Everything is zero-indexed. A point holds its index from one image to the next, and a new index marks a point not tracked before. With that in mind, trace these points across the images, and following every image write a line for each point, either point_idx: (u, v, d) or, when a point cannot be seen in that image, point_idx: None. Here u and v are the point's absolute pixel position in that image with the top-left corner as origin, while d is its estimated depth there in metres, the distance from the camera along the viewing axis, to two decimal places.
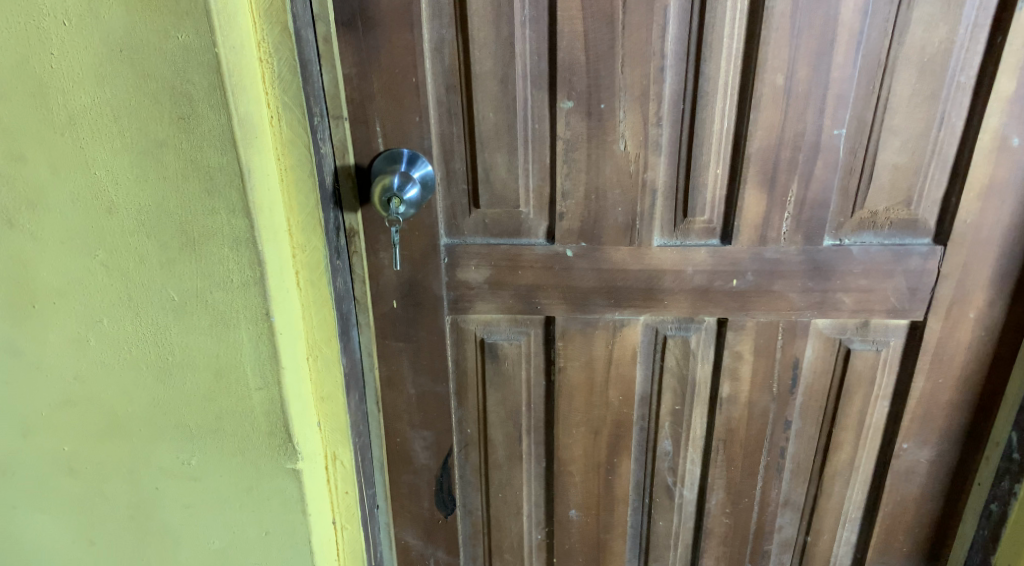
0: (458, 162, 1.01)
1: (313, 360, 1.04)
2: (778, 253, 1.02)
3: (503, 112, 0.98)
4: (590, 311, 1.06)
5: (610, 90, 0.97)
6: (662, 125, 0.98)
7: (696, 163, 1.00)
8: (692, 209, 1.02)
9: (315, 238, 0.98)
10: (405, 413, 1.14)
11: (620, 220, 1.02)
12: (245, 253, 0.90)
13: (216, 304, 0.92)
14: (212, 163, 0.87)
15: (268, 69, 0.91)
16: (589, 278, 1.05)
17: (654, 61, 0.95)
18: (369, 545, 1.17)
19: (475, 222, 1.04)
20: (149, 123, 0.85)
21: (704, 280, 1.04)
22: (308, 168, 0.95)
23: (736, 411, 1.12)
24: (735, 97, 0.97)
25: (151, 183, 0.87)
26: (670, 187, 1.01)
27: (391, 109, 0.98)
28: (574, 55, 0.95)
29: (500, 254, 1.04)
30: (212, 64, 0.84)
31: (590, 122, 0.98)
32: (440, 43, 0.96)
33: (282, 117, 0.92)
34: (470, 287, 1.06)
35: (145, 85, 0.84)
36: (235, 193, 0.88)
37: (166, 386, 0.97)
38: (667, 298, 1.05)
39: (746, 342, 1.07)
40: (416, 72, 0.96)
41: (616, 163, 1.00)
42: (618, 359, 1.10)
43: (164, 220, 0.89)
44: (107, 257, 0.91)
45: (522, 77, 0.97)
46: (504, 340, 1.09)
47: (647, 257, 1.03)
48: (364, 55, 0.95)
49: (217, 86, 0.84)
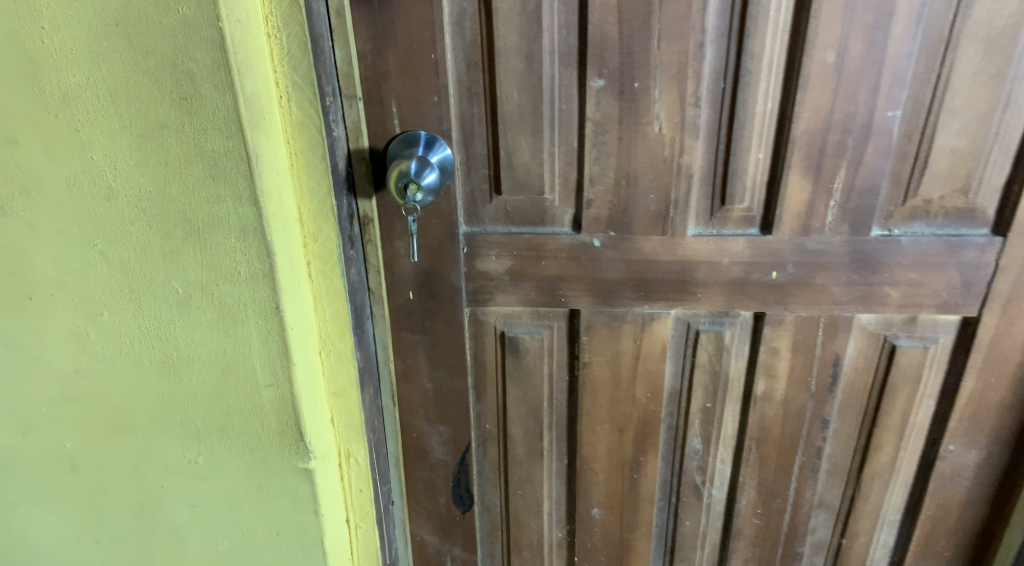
0: (478, 146, 0.94)
1: (325, 355, 0.99)
2: (821, 243, 0.94)
3: (529, 91, 0.89)
4: (617, 303, 1.01)
5: (645, 67, 0.87)
6: (700, 106, 0.88)
7: (736, 147, 0.90)
8: (731, 197, 0.93)
9: (327, 228, 0.91)
10: (421, 408, 1.12)
11: (652, 208, 0.95)
12: (253, 243, 0.83)
13: (223, 297, 0.86)
14: (217, 148, 0.78)
15: (276, 46, 0.82)
16: (617, 269, 0.99)
17: (694, 36, 0.85)
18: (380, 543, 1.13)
19: (496, 209, 0.99)
20: (149, 104, 0.76)
21: (741, 272, 0.97)
22: (319, 152, 0.86)
23: (770, 409, 1.07)
24: (780, 75, 0.86)
25: (151, 168, 0.79)
26: (708, 173, 0.92)
27: (408, 88, 0.89)
28: (606, 30, 0.85)
29: (523, 243, 0.99)
30: (215, 40, 0.74)
31: (622, 102, 0.89)
32: (461, 16, 0.87)
33: (292, 98, 0.83)
34: (491, 278, 1.02)
35: (144, 63, 0.75)
36: (242, 179, 0.79)
37: (171, 383, 0.92)
38: (701, 291, 0.99)
39: (784, 338, 1.02)
40: (434, 48, 0.87)
41: (650, 147, 0.91)
42: (646, 355, 1.05)
43: (168, 208, 0.81)
44: (106, 247, 0.84)
45: (549, 54, 0.88)
46: (525, 333, 1.06)
47: (679, 248, 0.97)
48: (379, 29, 0.86)
49: (221, 64, 0.75)
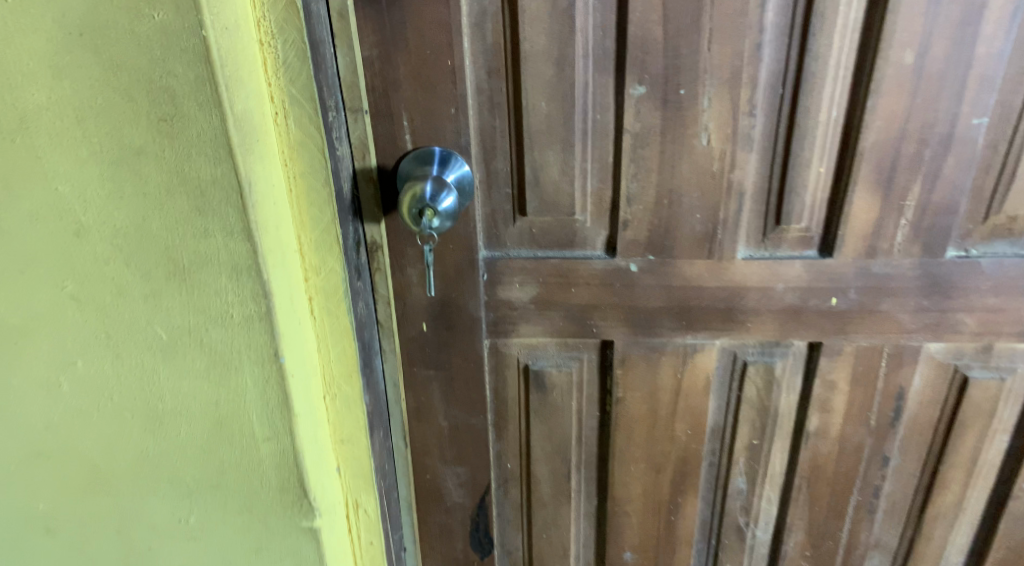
0: (500, 162, 0.83)
1: (330, 400, 0.88)
2: (888, 267, 0.84)
3: (559, 101, 0.79)
4: (656, 334, 0.91)
5: (693, 72, 0.76)
6: (755, 114, 0.77)
7: (795, 160, 0.79)
8: (787, 216, 0.83)
9: (331, 260, 0.80)
10: (436, 447, 1.01)
11: (697, 229, 0.84)
12: (247, 284, 0.72)
13: (213, 343, 0.75)
14: (203, 176, 0.66)
15: (270, 54, 0.69)
16: (656, 296, 0.89)
17: (750, 36, 0.74)
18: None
19: (520, 232, 0.88)
20: (122, 127, 0.65)
21: (797, 299, 0.87)
22: (321, 176, 0.75)
23: (824, 447, 0.97)
24: (849, 79, 0.75)
25: (127, 200, 0.68)
26: (761, 190, 0.82)
27: (421, 99, 0.78)
28: (649, 30, 0.74)
29: (550, 269, 0.89)
30: (199, 51, 0.62)
31: (666, 111, 0.78)
32: (482, 16, 0.76)
33: (289, 113, 0.71)
34: (514, 307, 0.92)
35: (114, 79, 0.63)
36: (232, 212, 0.68)
37: (156, 437, 0.81)
38: (751, 320, 0.89)
39: (841, 370, 0.91)
40: (452, 53, 0.76)
41: (696, 161, 0.80)
42: (688, 390, 0.95)
43: (149, 244, 0.70)
44: (78, 289, 0.73)
45: (582, 58, 0.77)
46: (551, 367, 0.96)
47: (727, 273, 0.86)
48: (388, 33, 0.75)
49: (206, 80, 0.62)
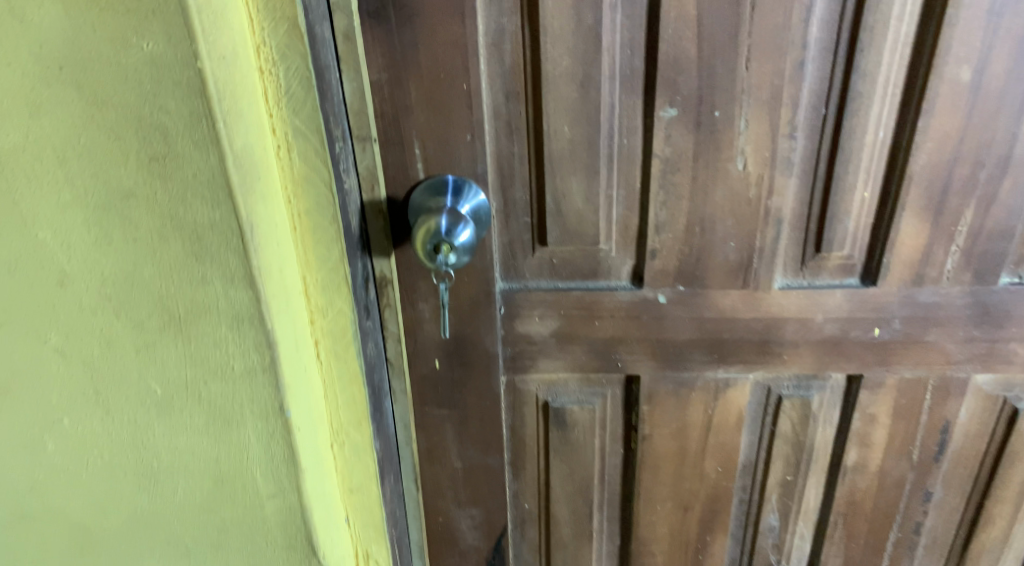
0: (519, 190, 0.77)
1: (338, 448, 0.81)
2: (936, 295, 0.78)
3: (584, 124, 0.73)
4: (686, 368, 0.85)
5: (729, 92, 0.70)
6: (795, 137, 0.72)
7: (838, 184, 0.74)
8: (828, 243, 0.77)
9: (339, 300, 0.73)
10: (449, 489, 0.95)
11: (731, 258, 0.78)
12: (249, 334, 0.66)
13: (212, 397, 0.69)
14: (200, 220, 0.60)
15: (271, 83, 0.62)
16: (686, 329, 0.83)
17: (793, 53, 0.68)
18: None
19: (540, 262, 0.82)
20: (108, 168, 0.58)
21: (837, 329, 0.81)
22: (328, 213, 0.68)
23: (863, 482, 0.91)
24: (898, 98, 0.70)
25: (116, 247, 0.62)
26: (801, 216, 0.76)
27: (435, 125, 0.72)
28: (682, 48, 0.68)
29: (572, 301, 0.83)
30: (195, 85, 0.55)
31: (699, 134, 0.72)
32: (500, 35, 0.69)
33: (293, 146, 0.65)
34: (533, 342, 0.86)
35: (99, 116, 0.56)
36: (233, 258, 0.62)
37: (151, 497, 0.74)
38: (787, 353, 0.83)
39: (883, 403, 0.86)
40: (468, 76, 0.70)
41: (732, 186, 0.74)
42: (719, 426, 0.89)
43: (141, 293, 0.64)
44: (62, 342, 0.67)
45: (609, 79, 0.71)
46: (573, 404, 0.90)
47: (763, 303, 0.81)
48: (399, 55, 0.69)
49: (202, 116, 0.56)
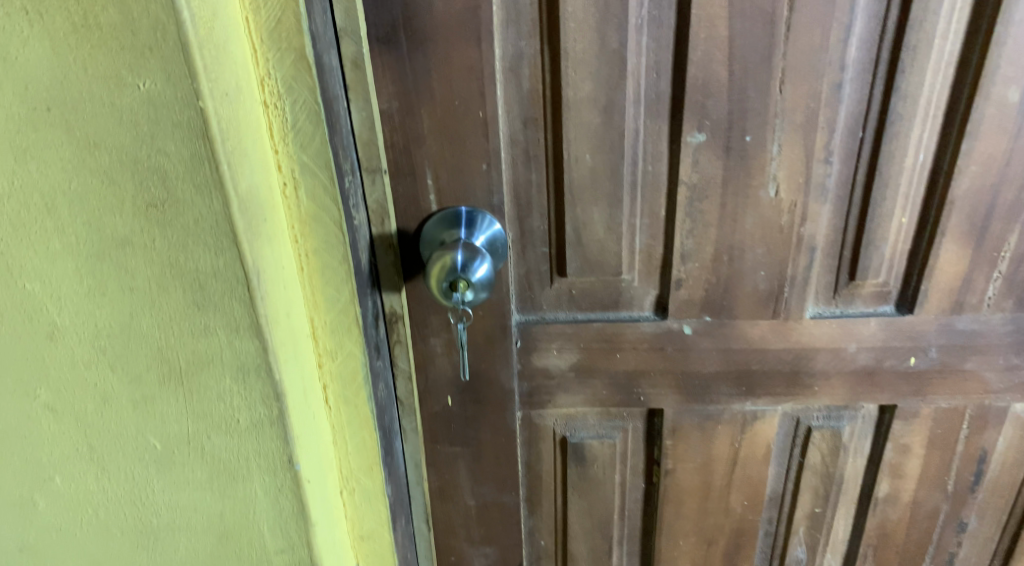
0: (536, 220, 0.73)
1: (348, 494, 0.77)
2: (975, 323, 0.75)
3: (607, 152, 0.68)
4: (712, 401, 0.81)
5: (761, 116, 0.66)
6: (830, 162, 0.68)
7: (875, 210, 0.70)
8: (863, 270, 0.73)
9: (349, 343, 0.69)
10: (462, 528, 0.90)
11: (761, 288, 0.74)
12: (256, 386, 0.61)
13: (216, 451, 0.64)
14: (203, 267, 0.55)
15: (276, 118, 0.58)
16: (712, 361, 0.79)
17: (830, 74, 0.64)
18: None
19: (558, 293, 0.77)
20: (102, 215, 0.53)
21: (871, 359, 0.77)
22: (338, 252, 0.64)
23: (894, 514, 0.87)
24: (940, 120, 0.66)
25: (111, 297, 0.57)
26: (834, 242, 0.72)
27: (449, 155, 0.68)
28: (712, 71, 0.64)
29: (593, 334, 0.78)
30: (197, 125, 0.50)
31: (728, 160, 0.68)
32: (518, 59, 0.65)
33: (300, 184, 0.60)
34: (550, 376, 0.81)
35: (91, 160, 0.51)
36: (238, 307, 0.57)
37: (151, 555, 0.69)
38: (818, 384, 0.79)
39: (917, 433, 0.82)
40: (484, 103, 0.66)
41: (763, 214, 0.70)
42: (746, 458, 0.85)
43: (137, 345, 0.59)
44: (53, 399, 0.62)
45: (633, 103, 0.66)
46: (592, 438, 0.85)
47: (793, 334, 0.77)
48: (411, 82, 0.65)
49: (205, 159, 0.51)
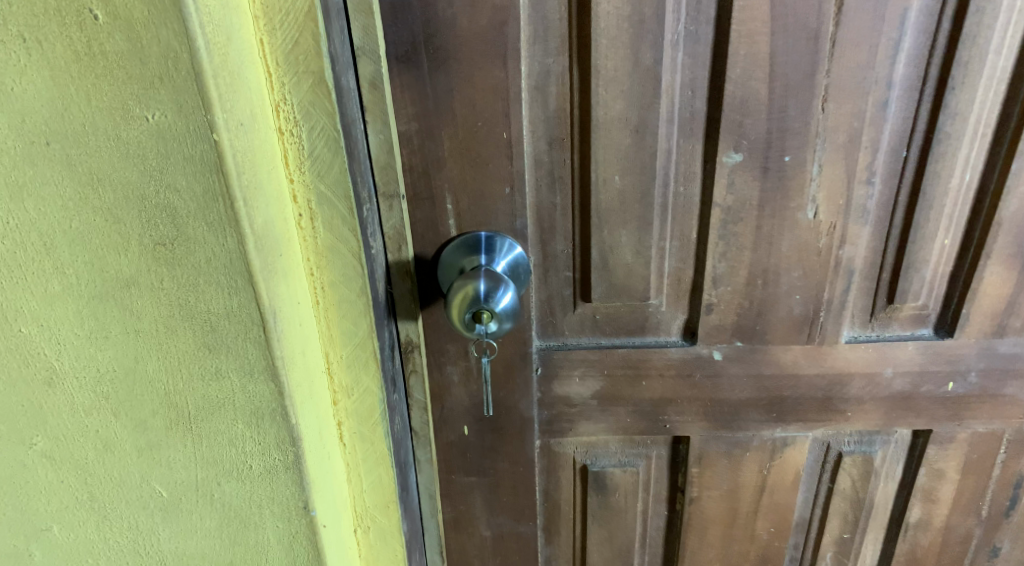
0: (560, 243, 0.69)
1: (362, 533, 0.72)
2: (1017, 346, 0.72)
3: (638, 173, 0.64)
4: (741, 428, 0.77)
5: (801, 135, 0.63)
6: (872, 183, 0.65)
7: (917, 232, 0.67)
8: (902, 293, 0.70)
9: (366, 378, 0.64)
10: (477, 561, 0.85)
11: (795, 312, 0.71)
12: (270, 430, 0.56)
13: (227, 499, 0.59)
14: (214, 308, 0.51)
15: (292, 146, 0.54)
16: (743, 387, 0.75)
17: (875, 92, 0.61)
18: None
19: (582, 319, 0.73)
20: (106, 254, 0.49)
21: (908, 384, 0.74)
22: (356, 284, 0.59)
23: (926, 539, 0.84)
24: (989, 138, 0.63)
25: (114, 341, 0.52)
26: (873, 265, 0.69)
27: (470, 178, 0.64)
28: (752, 88, 0.61)
29: (618, 360, 0.74)
30: (210, 160, 0.46)
31: (765, 180, 0.65)
32: (545, 78, 0.61)
33: (317, 215, 0.56)
34: (573, 404, 0.77)
35: (94, 197, 0.47)
36: (252, 350, 0.53)
37: None
38: (852, 409, 0.76)
39: (952, 458, 0.79)
40: (508, 124, 0.62)
41: (800, 236, 0.67)
42: (774, 485, 0.82)
43: (143, 390, 0.54)
44: (50, 446, 0.56)
45: (666, 123, 0.63)
46: (614, 466, 0.81)
47: (827, 358, 0.73)
48: (431, 103, 0.61)
49: (218, 196, 0.47)
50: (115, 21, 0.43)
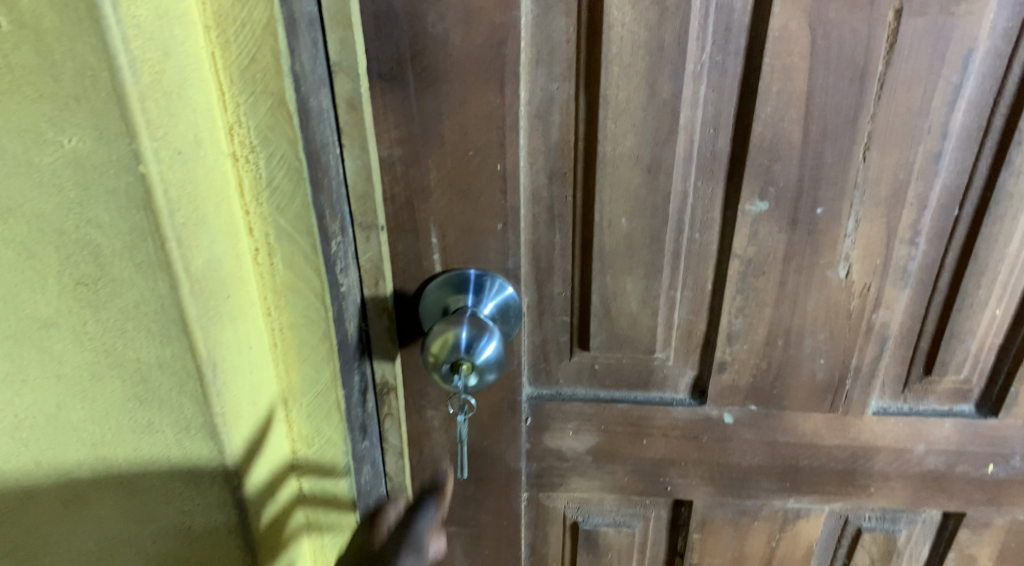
0: (558, 285, 0.61)
1: None
2: None
3: (648, 217, 0.57)
4: (750, 496, 0.70)
5: (838, 185, 0.55)
6: (916, 242, 0.57)
7: (966, 299, 0.59)
8: (942, 365, 0.62)
9: (329, 428, 0.57)
10: None
11: (819, 377, 0.63)
12: (210, 491, 0.49)
13: (163, 558, 0.53)
14: (146, 355, 0.44)
15: (248, 174, 0.47)
16: (754, 453, 0.68)
17: (927, 142, 0.53)
18: (392, 560, 0.55)
19: (579, 369, 0.66)
20: (20, 291, 0.42)
21: (941, 463, 0.66)
22: (319, 328, 0.52)
23: None
24: None
25: (32, 385, 0.46)
26: (911, 332, 0.61)
27: (459, 211, 0.57)
28: (783, 130, 0.53)
29: (616, 415, 0.67)
30: (137, 194, 0.40)
31: (793, 232, 0.57)
32: (548, 105, 0.54)
33: (276, 250, 0.49)
34: (565, 458, 0.70)
35: (4, 228, 0.41)
36: (189, 404, 0.46)
37: None
38: (876, 484, 0.68)
39: (986, 544, 0.71)
40: (503, 155, 0.55)
41: (829, 295, 0.59)
42: (783, 556, 0.74)
43: (68, 440, 0.48)
44: None
45: (683, 163, 0.55)
46: (608, 526, 0.73)
47: (852, 429, 0.66)
48: (417, 126, 0.54)
49: (147, 235, 0.41)
50: (21, 30, 0.37)
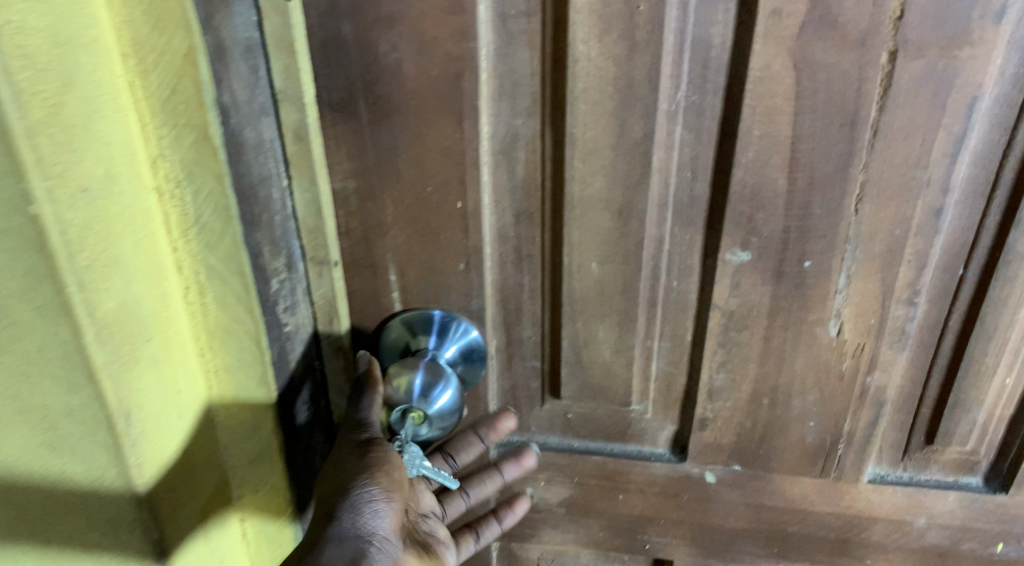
0: (528, 329, 0.57)
1: None
2: None
3: (621, 263, 0.53)
4: (735, 560, 0.65)
5: (827, 238, 0.50)
6: (916, 302, 0.52)
7: (972, 366, 0.53)
8: (946, 435, 0.57)
9: (271, 475, 0.54)
10: None
11: (808, 440, 0.58)
12: (130, 543, 0.47)
13: None
14: (51, 402, 0.42)
15: (175, 211, 0.45)
16: (739, 515, 0.63)
17: (927, 196, 0.48)
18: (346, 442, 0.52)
19: (551, 417, 0.61)
20: None
21: (945, 538, 0.61)
22: (255, 373, 0.50)
23: None
24: None
25: None
26: (911, 396, 0.56)
27: (418, 249, 0.53)
28: (766, 177, 0.49)
29: (591, 468, 0.63)
30: (30, 236, 0.37)
31: (779, 286, 0.52)
32: (513, 142, 0.50)
33: (208, 290, 0.47)
34: (537, 509, 0.66)
35: None
36: (101, 455, 0.43)
37: None
38: (872, 556, 0.63)
39: None
40: (464, 193, 0.51)
41: (819, 354, 0.54)
42: None
43: None
44: None
45: (658, 208, 0.51)
46: None
47: (846, 497, 0.60)
48: (371, 160, 0.50)
49: (44, 278, 0.38)
50: None
